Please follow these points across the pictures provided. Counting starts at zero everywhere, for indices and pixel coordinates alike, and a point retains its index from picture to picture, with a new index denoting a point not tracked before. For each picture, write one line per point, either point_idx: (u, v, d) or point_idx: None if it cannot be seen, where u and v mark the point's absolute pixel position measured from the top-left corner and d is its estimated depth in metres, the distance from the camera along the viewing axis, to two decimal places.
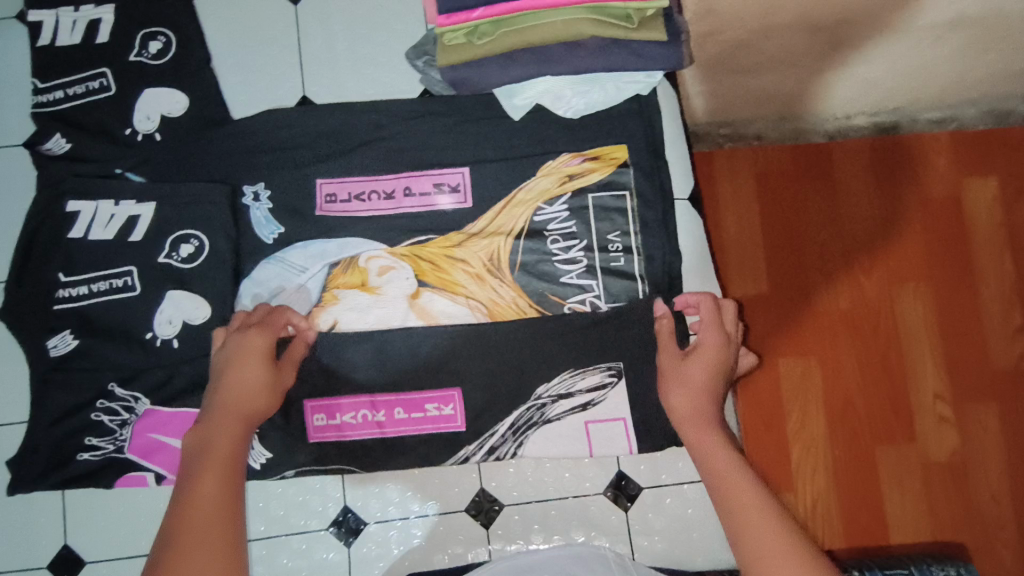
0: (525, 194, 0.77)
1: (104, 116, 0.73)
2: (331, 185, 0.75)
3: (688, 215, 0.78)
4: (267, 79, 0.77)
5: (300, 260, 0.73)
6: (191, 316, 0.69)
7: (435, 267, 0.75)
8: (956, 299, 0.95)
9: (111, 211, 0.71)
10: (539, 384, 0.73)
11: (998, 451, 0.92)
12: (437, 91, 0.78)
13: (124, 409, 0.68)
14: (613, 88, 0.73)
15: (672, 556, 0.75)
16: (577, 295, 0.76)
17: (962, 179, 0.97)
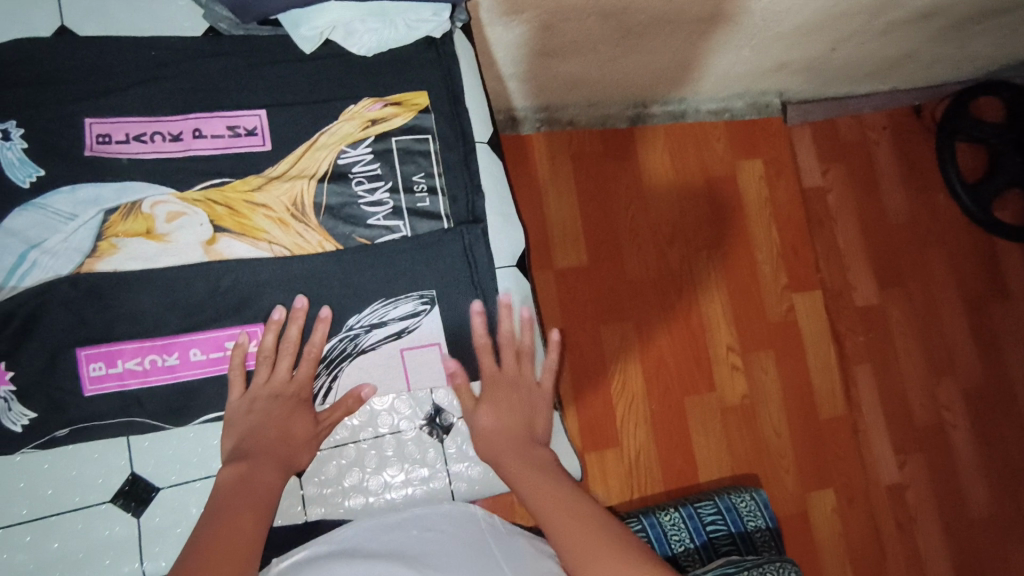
0: (327, 137, 0.75)
1: None
2: (105, 125, 0.70)
3: (490, 158, 0.82)
4: (14, 5, 0.71)
5: (67, 207, 0.67)
6: None
7: (232, 213, 0.71)
8: (744, 279, 1.53)
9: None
10: (351, 315, 0.73)
11: (778, 383, 1.51)
12: (224, 28, 0.74)
13: None
14: (403, 26, 0.77)
15: (488, 482, 0.76)
16: (383, 235, 0.75)
17: (740, 202, 1.56)
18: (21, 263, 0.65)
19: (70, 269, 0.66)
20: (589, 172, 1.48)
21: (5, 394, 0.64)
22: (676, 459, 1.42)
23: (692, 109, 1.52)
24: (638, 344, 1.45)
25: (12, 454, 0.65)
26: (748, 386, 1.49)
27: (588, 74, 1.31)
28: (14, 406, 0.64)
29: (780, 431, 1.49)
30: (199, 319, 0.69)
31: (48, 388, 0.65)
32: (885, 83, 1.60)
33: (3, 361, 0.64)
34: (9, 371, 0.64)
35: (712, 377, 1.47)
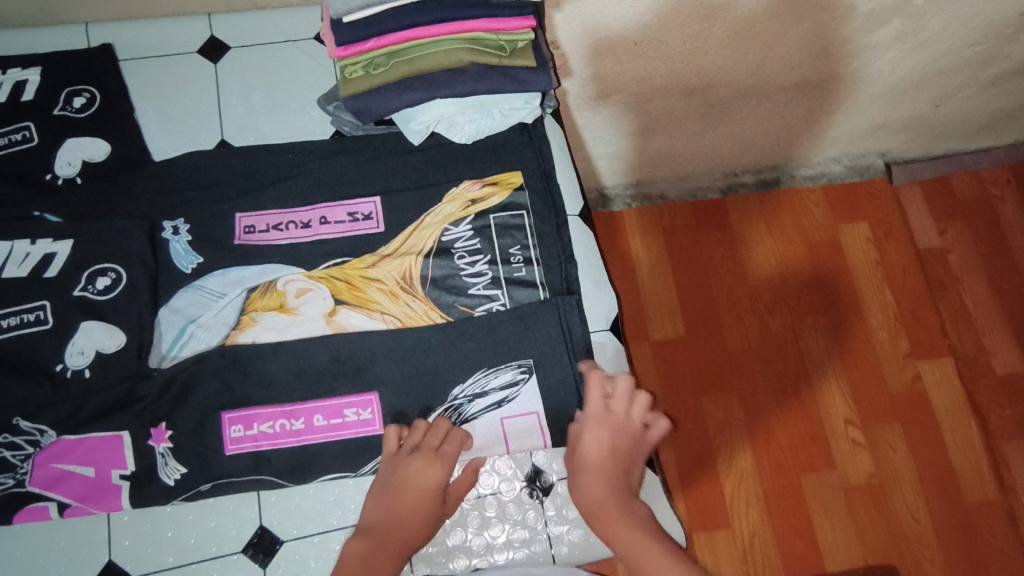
0: (432, 218, 0.84)
1: (26, 164, 0.81)
2: (250, 218, 0.82)
3: (581, 228, 0.87)
4: (186, 125, 0.86)
5: (219, 287, 0.79)
6: (104, 344, 0.75)
7: (350, 287, 0.80)
8: (858, 347, 1.44)
9: (26, 250, 0.78)
10: (454, 386, 0.77)
11: (909, 460, 1.37)
12: (348, 131, 0.87)
13: (29, 443, 0.72)
14: (500, 114, 0.85)
15: (589, 547, 0.75)
16: (483, 304, 0.81)
17: (847, 267, 1.50)
18: (182, 337, 0.77)
19: (219, 340, 0.77)
20: (684, 242, 1.50)
21: (163, 450, 0.73)
22: (796, 543, 1.31)
23: (785, 177, 1.52)
24: (745, 416, 1.39)
25: (163, 504, 0.73)
26: (874, 463, 1.37)
27: (675, 148, 1.35)
28: (169, 461, 0.73)
29: (916, 515, 1.34)
30: (322, 383, 0.77)
31: (196, 445, 0.74)
32: (997, 136, 1.53)
33: (163, 421, 0.73)
34: (168, 429, 0.73)
35: (831, 453, 1.37)
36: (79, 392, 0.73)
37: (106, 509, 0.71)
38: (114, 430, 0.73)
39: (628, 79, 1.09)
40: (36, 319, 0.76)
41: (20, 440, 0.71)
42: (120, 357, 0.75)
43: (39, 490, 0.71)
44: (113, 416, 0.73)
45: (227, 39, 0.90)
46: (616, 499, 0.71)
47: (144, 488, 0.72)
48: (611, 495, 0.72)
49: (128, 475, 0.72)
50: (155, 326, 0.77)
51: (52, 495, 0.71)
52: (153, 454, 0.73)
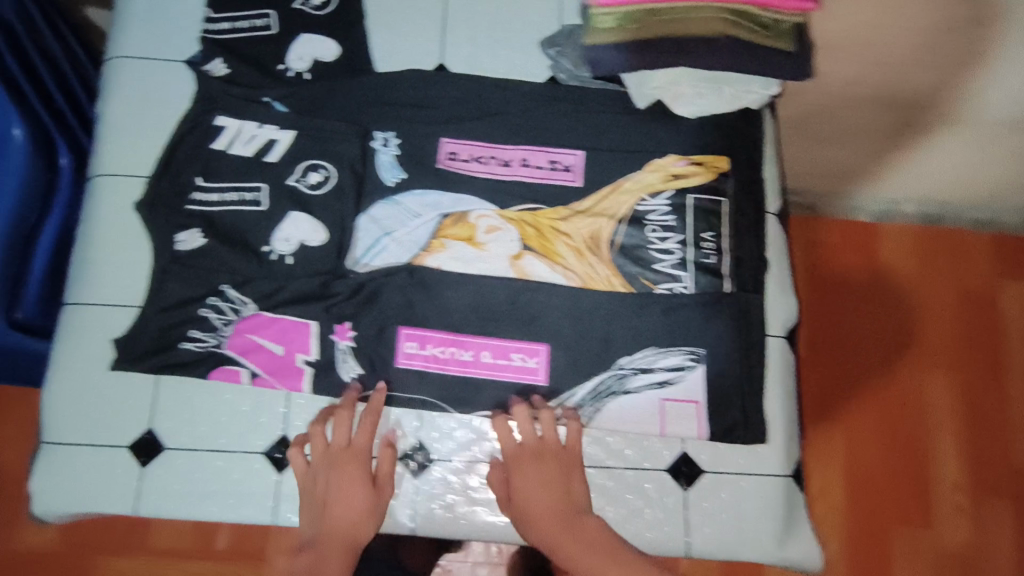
0: (630, 185, 0.83)
1: (263, 51, 0.85)
2: (455, 145, 0.83)
3: (777, 227, 0.83)
4: (410, 41, 0.87)
5: (415, 207, 0.81)
6: (309, 238, 0.80)
7: (539, 235, 0.81)
8: (988, 411, 1.35)
9: (254, 133, 0.82)
10: (622, 355, 0.78)
11: (1015, 542, 1.28)
12: (563, 79, 0.86)
13: (231, 310, 0.77)
14: (730, 95, 0.83)
15: (724, 546, 0.73)
16: (667, 282, 0.80)
17: (996, 324, 1.39)
18: (377, 248, 0.80)
19: (409, 257, 0.80)
20: (828, 258, 1.42)
21: (344, 347, 0.78)
22: None
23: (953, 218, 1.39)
24: (849, 453, 1.33)
25: (337, 398, 0.77)
26: (973, 533, 1.29)
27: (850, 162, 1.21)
28: (348, 358, 0.78)
29: None
30: (498, 322, 0.78)
31: (374, 350, 0.78)
32: None
33: (349, 320, 0.78)
34: (351, 328, 0.78)
35: (931, 511, 1.30)
36: (282, 274, 0.79)
37: (286, 387, 0.77)
38: (304, 318, 0.78)
39: (850, 83, 0.94)
40: (253, 199, 0.80)
41: (225, 306, 0.77)
42: (321, 253, 0.79)
43: (231, 355, 0.77)
44: (306, 304, 0.78)
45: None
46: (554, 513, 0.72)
47: (322, 378, 0.77)
48: (558, 508, 0.72)
49: (310, 362, 0.77)
50: (354, 230, 0.81)
51: (242, 363, 0.76)
52: (334, 348, 0.78)
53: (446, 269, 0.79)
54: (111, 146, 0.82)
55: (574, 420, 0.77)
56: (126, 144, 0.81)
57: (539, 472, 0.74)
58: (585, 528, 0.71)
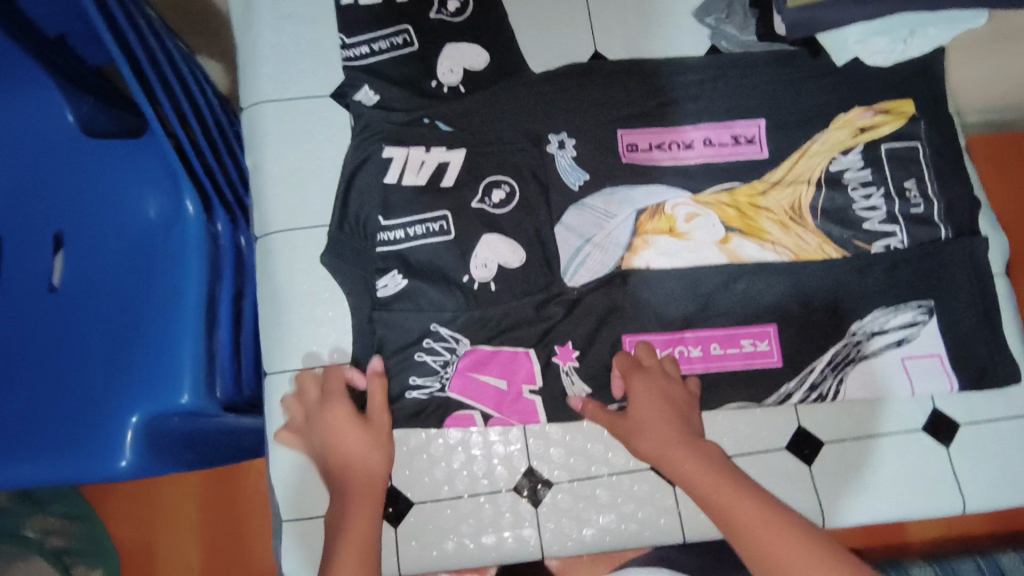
0: (820, 145, 0.80)
1: (410, 70, 0.79)
2: (633, 135, 0.79)
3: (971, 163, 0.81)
4: (558, 35, 0.82)
5: (609, 207, 0.77)
6: (508, 260, 0.74)
7: (741, 215, 0.78)
8: None
9: (422, 158, 0.75)
10: (853, 322, 0.75)
11: None
12: (723, 47, 0.83)
13: (447, 350, 0.72)
14: (932, 34, 0.77)
15: (997, 495, 0.74)
16: (882, 240, 0.77)
17: None
18: (583, 259, 0.75)
19: (617, 261, 0.75)
20: None
21: (570, 368, 0.73)
22: None
23: None
24: None
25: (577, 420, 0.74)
26: None
27: None
28: (576, 379, 0.73)
29: None
30: (724, 313, 0.75)
31: (603, 364, 0.74)
32: None
33: (570, 340, 0.74)
34: (574, 348, 0.74)
35: None
36: (487, 302, 0.73)
37: (521, 419, 0.73)
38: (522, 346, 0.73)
39: None
40: (439, 229, 0.74)
41: (439, 346, 0.72)
42: (525, 273, 0.74)
43: (455, 397, 0.72)
44: (523, 329, 0.73)
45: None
46: (674, 440, 0.65)
47: (556, 403, 0.73)
48: (672, 434, 0.66)
49: (537, 390, 0.73)
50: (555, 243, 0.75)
51: (469, 403, 0.72)
52: (560, 370, 0.73)
53: (657, 265, 0.75)
54: (275, 200, 0.76)
55: (820, 397, 0.74)
56: (293, 195, 0.76)
57: (662, 396, 0.69)
58: (704, 450, 0.64)
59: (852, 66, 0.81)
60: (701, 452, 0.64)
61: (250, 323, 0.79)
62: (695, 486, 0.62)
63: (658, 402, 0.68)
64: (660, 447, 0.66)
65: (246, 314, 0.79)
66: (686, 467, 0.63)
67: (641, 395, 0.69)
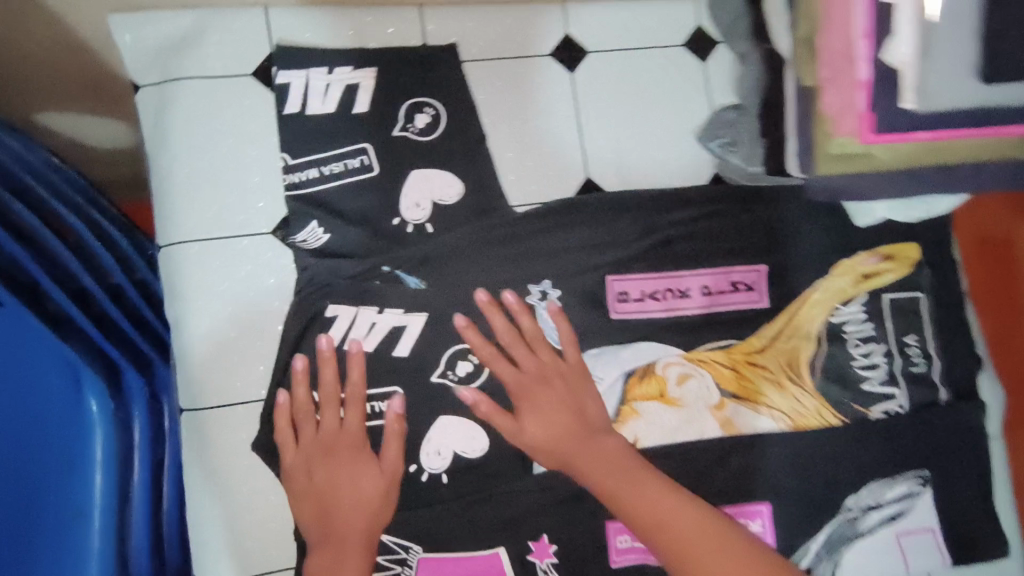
0: (820, 295, 0.73)
1: (367, 202, 0.67)
2: (623, 283, 0.70)
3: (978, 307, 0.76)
4: (541, 157, 0.72)
5: (595, 369, 0.68)
6: (466, 448, 0.64)
7: (737, 375, 0.71)
8: None
9: (373, 320, 0.64)
10: (848, 497, 0.70)
11: None
12: (730, 178, 0.74)
13: (396, 562, 0.63)
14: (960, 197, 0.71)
15: None
16: (881, 403, 0.72)
17: None
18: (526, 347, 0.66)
19: None
20: None
21: (547, 566, 0.65)
22: None
23: None
24: None
25: None
26: None
27: None
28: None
29: None
30: (716, 493, 0.68)
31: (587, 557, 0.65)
32: None
33: (546, 534, 0.65)
34: (551, 544, 0.65)
35: None
36: (449, 496, 0.64)
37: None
38: (489, 548, 0.64)
39: None
40: (390, 409, 0.64)
41: (388, 559, 0.63)
42: (495, 457, 0.65)
43: None
44: (496, 521, 0.64)
45: (586, 43, 0.74)
46: (582, 444, 0.63)
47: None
48: (589, 441, 0.63)
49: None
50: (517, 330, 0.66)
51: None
52: (536, 569, 0.64)
53: (645, 433, 0.68)
54: (199, 361, 0.63)
55: None
56: (222, 361, 0.64)
57: (553, 390, 0.65)
58: (616, 457, 0.63)
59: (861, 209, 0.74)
60: (678, 492, 0.61)
61: (172, 499, 0.78)
62: (623, 506, 0.61)
63: (546, 385, 0.65)
64: (557, 444, 0.63)
65: (169, 489, 0.78)
66: (668, 515, 0.60)
67: (540, 385, 0.65)
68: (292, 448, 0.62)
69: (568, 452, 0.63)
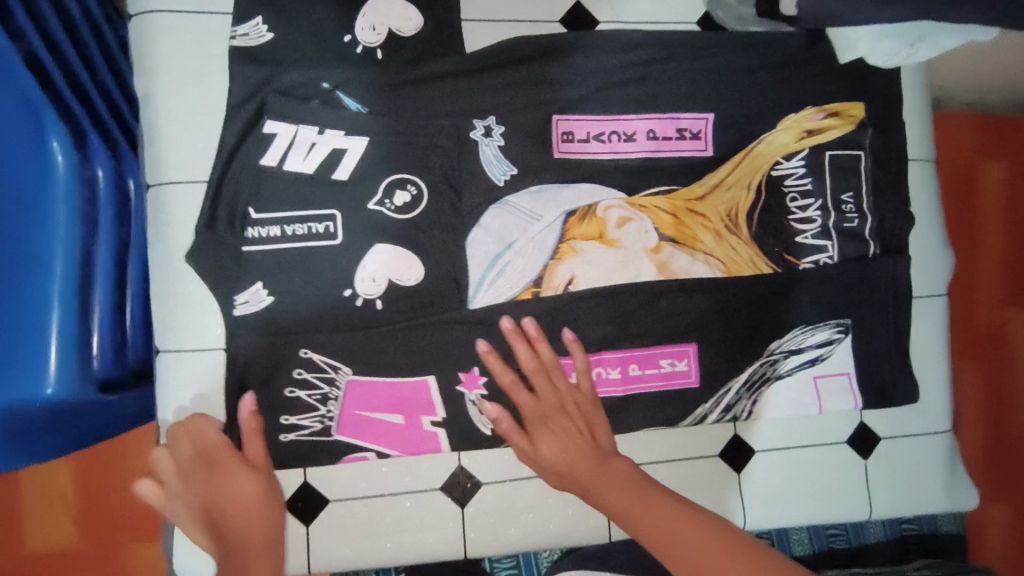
0: (764, 147, 0.73)
1: (320, 17, 0.65)
2: (570, 122, 0.69)
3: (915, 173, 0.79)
4: None
5: (535, 207, 0.69)
6: (402, 276, 0.65)
7: (676, 222, 0.72)
8: None
9: (313, 140, 0.63)
10: (772, 341, 0.73)
11: None
12: (717, 16, 0.75)
13: (324, 384, 0.65)
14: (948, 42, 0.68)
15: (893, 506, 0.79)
16: (811, 255, 0.74)
17: None
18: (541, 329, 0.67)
19: (538, 271, 0.69)
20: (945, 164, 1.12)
21: (477, 396, 0.68)
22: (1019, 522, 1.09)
23: None
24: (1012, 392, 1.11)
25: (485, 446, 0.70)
26: None
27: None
28: (484, 408, 0.68)
29: None
30: (645, 333, 0.71)
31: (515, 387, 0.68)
32: None
33: (477, 367, 0.67)
34: (481, 375, 0.67)
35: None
36: (381, 321, 0.65)
37: (422, 451, 0.68)
38: (420, 376, 0.66)
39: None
40: (329, 231, 0.64)
41: (316, 379, 0.64)
42: (427, 286, 0.66)
43: (347, 438, 0.66)
44: (425, 347, 0.66)
45: None
46: (579, 453, 0.65)
47: (459, 432, 0.68)
48: (587, 449, 0.65)
49: (440, 422, 0.68)
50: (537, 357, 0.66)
51: (364, 444, 0.67)
52: (464, 398, 0.68)
53: (581, 272, 0.70)
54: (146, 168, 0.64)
55: (732, 416, 0.74)
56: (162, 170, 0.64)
57: (553, 398, 0.67)
58: (614, 472, 0.64)
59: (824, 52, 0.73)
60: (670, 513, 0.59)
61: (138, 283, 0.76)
62: (610, 509, 0.62)
63: (548, 375, 0.66)
64: (566, 464, 0.65)
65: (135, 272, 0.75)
66: (658, 516, 0.59)
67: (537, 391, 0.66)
68: (172, 473, 0.62)
69: (570, 456, 0.65)
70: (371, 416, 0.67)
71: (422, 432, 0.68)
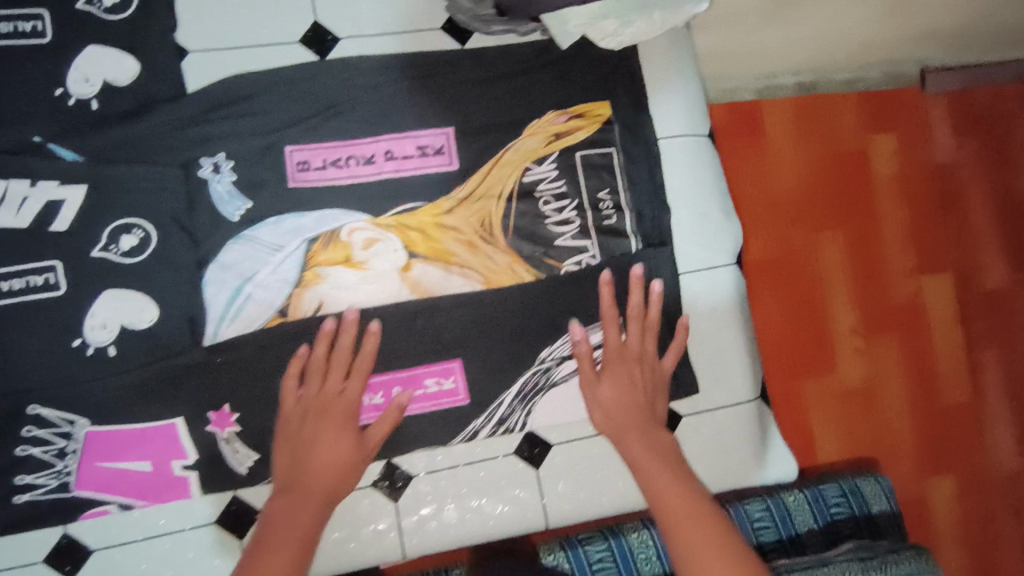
0: (511, 155, 0.74)
1: (29, 72, 0.66)
2: (303, 151, 0.70)
3: (683, 160, 0.77)
4: (229, 22, 0.71)
5: (273, 238, 0.68)
6: (130, 320, 0.65)
7: (425, 237, 0.71)
8: (870, 297, 1.09)
9: (27, 193, 0.64)
10: (541, 348, 0.72)
11: (973, 400, 1.10)
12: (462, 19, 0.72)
13: (59, 437, 0.63)
14: (659, 19, 0.65)
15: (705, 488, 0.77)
16: (572, 256, 0.74)
17: (894, 203, 1.12)
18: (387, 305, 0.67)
19: (283, 300, 0.68)
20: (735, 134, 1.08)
21: (229, 435, 0.65)
22: (912, 477, 1.07)
23: (831, 102, 1.11)
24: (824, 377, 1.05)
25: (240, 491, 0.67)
26: (976, 397, 1.11)
27: (778, 57, 1.07)
28: (239, 447, 0.66)
29: (966, 434, 1.09)
30: (404, 355, 0.70)
31: (264, 422, 0.66)
32: None
33: (227, 404, 0.65)
34: (232, 413, 0.65)
35: (919, 405, 1.09)
36: (110, 370, 0.64)
37: (173, 498, 0.66)
38: (166, 418, 0.65)
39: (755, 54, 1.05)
40: (49, 282, 0.64)
41: (48, 434, 0.63)
42: (159, 328, 0.65)
43: (88, 493, 0.64)
44: (161, 392, 0.65)
45: None
46: (339, 433, 0.63)
47: (211, 475, 0.66)
48: (346, 435, 0.63)
49: (191, 465, 0.65)
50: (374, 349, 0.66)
51: (108, 496, 0.65)
52: (214, 438, 0.65)
53: (330, 297, 0.68)
54: None
55: (508, 429, 0.72)
56: None
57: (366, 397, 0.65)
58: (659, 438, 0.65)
59: (558, 56, 0.75)
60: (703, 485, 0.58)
61: None
62: (306, 496, 0.59)
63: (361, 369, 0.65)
64: (342, 461, 0.62)
65: None
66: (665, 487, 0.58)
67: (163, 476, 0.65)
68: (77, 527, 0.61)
69: (343, 442, 0.63)
70: (117, 466, 0.64)
71: (171, 479, 0.65)
